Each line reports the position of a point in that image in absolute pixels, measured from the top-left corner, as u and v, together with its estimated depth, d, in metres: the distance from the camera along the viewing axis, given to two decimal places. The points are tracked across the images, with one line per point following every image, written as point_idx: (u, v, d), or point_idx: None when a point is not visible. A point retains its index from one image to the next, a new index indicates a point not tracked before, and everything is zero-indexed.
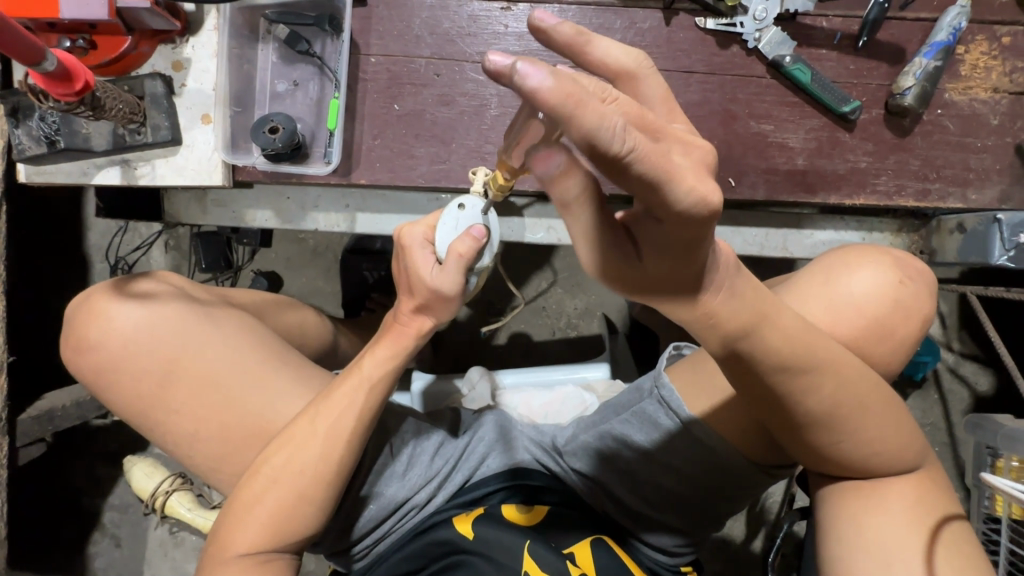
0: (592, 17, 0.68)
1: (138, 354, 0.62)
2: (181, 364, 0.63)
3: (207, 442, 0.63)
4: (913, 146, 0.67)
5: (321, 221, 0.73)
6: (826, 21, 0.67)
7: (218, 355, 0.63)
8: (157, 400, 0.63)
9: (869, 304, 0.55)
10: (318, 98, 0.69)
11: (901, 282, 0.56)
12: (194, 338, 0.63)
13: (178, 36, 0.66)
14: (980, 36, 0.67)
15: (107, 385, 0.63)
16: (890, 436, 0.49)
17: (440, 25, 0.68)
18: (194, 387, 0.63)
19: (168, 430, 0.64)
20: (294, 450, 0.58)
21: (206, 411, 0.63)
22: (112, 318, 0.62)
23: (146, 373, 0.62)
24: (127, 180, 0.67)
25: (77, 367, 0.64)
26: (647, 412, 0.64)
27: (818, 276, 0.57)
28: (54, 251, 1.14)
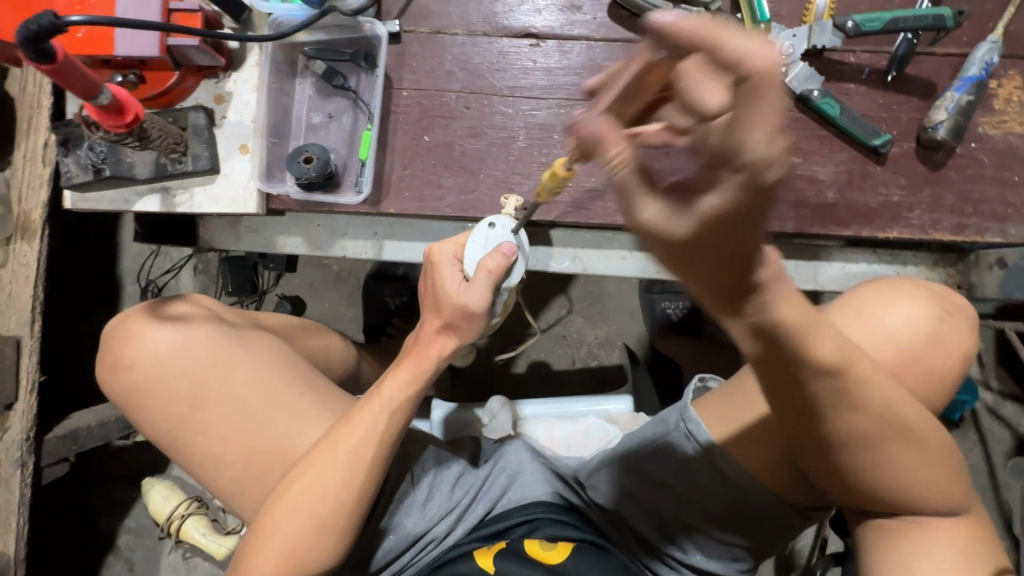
0: (619, 54, 0.69)
1: (168, 375, 0.63)
2: (211, 385, 0.63)
3: (231, 464, 0.63)
4: (947, 180, 0.66)
5: (350, 248, 0.75)
6: (854, 56, 0.67)
7: (248, 376, 0.64)
8: (186, 420, 0.63)
9: (907, 335, 0.53)
10: (351, 130, 0.71)
11: (939, 317, 0.54)
12: (226, 358, 0.64)
13: (222, 70, 0.68)
14: (1013, 70, 0.66)
15: (138, 407, 0.64)
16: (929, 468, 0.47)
17: (470, 61, 0.70)
18: (222, 408, 0.63)
19: (196, 451, 0.64)
20: (317, 475, 0.57)
21: (233, 433, 0.63)
22: (150, 338, 0.64)
23: (178, 393, 0.63)
24: (166, 208, 0.69)
25: (109, 387, 0.65)
26: (677, 446, 0.62)
27: (853, 305, 0.55)
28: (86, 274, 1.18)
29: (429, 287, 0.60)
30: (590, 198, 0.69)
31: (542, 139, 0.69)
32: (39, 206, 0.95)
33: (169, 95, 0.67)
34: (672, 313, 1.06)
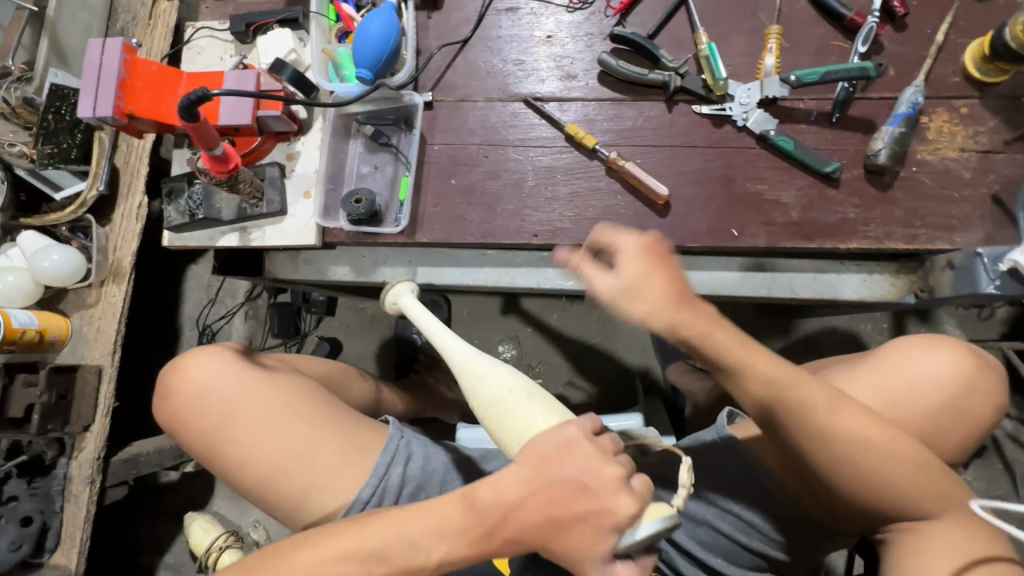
0: (608, 109, 0.85)
1: (207, 398, 0.76)
2: (234, 408, 0.75)
3: (249, 472, 0.74)
4: (895, 199, 0.78)
5: (389, 274, 0.88)
6: (803, 103, 0.81)
7: (263, 399, 0.75)
8: (216, 437, 0.75)
9: (936, 379, 0.72)
10: (392, 177, 0.87)
11: (972, 366, 0.72)
12: (247, 387, 0.76)
13: (293, 135, 0.87)
14: (940, 108, 0.79)
15: (181, 427, 0.77)
16: (933, 470, 0.61)
17: (488, 120, 0.87)
18: (243, 427, 0.75)
19: (225, 462, 0.75)
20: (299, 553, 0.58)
21: (253, 450, 0.74)
22: (193, 369, 0.77)
23: (209, 415, 0.76)
24: (243, 243, 0.85)
25: (158, 410, 0.79)
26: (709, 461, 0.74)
27: (905, 348, 0.75)
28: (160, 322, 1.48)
29: (548, 488, 0.56)
30: (589, 224, 0.82)
31: (548, 179, 0.84)
32: (129, 254, 1.13)
33: (252, 155, 0.85)
34: None
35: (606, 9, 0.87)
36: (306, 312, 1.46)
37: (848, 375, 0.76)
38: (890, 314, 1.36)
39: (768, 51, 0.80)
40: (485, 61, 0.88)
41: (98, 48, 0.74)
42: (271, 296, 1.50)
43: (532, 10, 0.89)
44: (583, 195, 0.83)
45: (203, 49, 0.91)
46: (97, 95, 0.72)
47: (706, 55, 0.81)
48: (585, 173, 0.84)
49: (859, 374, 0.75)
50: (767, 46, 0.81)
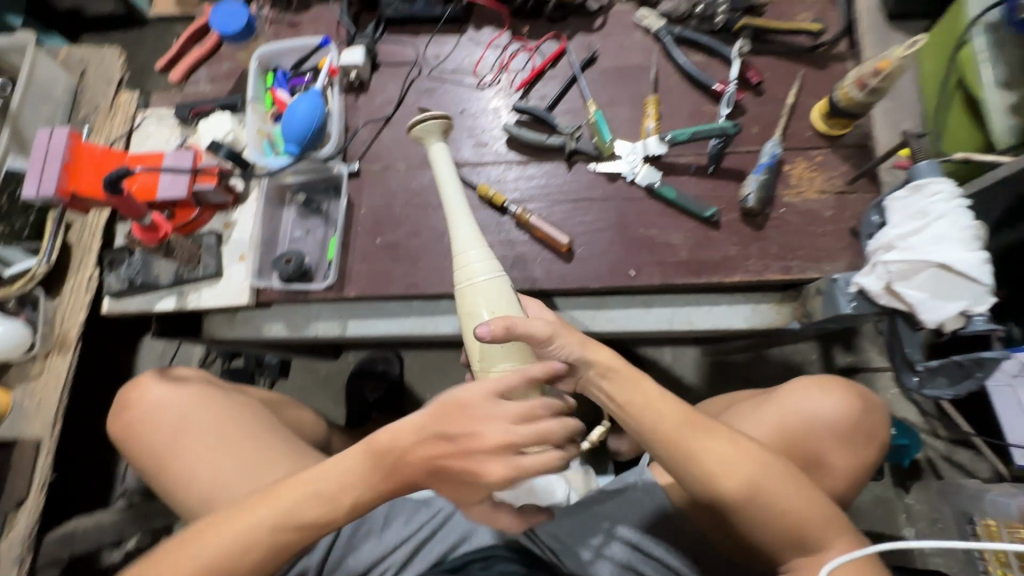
0: (515, 170, 0.95)
1: (163, 414, 0.80)
2: (191, 420, 0.80)
3: (191, 486, 0.77)
4: (769, 236, 0.88)
5: (320, 328, 0.94)
6: (682, 158, 0.92)
7: (220, 414, 0.81)
8: (168, 452, 0.79)
9: (827, 417, 0.80)
10: (323, 239, 0.94)
11: (859, 408, 0.80)
12: (207, 402, 0.81)
13: (230, 206, 0.95)
14: (799, 158, 0.91)
15: (133, 442, 0.80)
16: (806, 507, 0.69)
17: (410, 183, 0.96)
18: (194, 440, 0.79)
19: (174, 476, 0.78)
20: (222, 528, 0.67)
21: (200, 461, 0.78)
22: (158, 382, 0.82)
23: (165, 424, 0.79)
24: (180, 306, 0.90)
25: (117, 418, 0.83)
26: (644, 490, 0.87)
27: (810, 387, 0.82)
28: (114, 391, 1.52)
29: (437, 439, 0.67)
30: (503, 272, 0.90)
31: None
32: (76, 324, 1.17)
33: (191, 225, 0.93)
34: None
35: (511, 86, 1.00)
36: (259, 375, 1.49)
37: (749, 411, 0.85)
38: (818, 344, 1.44)
39: (647, 116, 0.93)
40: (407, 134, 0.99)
41: (45, 135, 0.82)
42: (224, 361, 1.53)
43: (447, 89, 1.01)
44: (497, 247, 0.92)
45: (151, 134, 1.01)
46: (41, 176, 0.80)
47: (594, 121, 0.93)
48: (498, 227, 0.93)
49: (755, 413, 0.84)
50: (646, 113, 0.93)
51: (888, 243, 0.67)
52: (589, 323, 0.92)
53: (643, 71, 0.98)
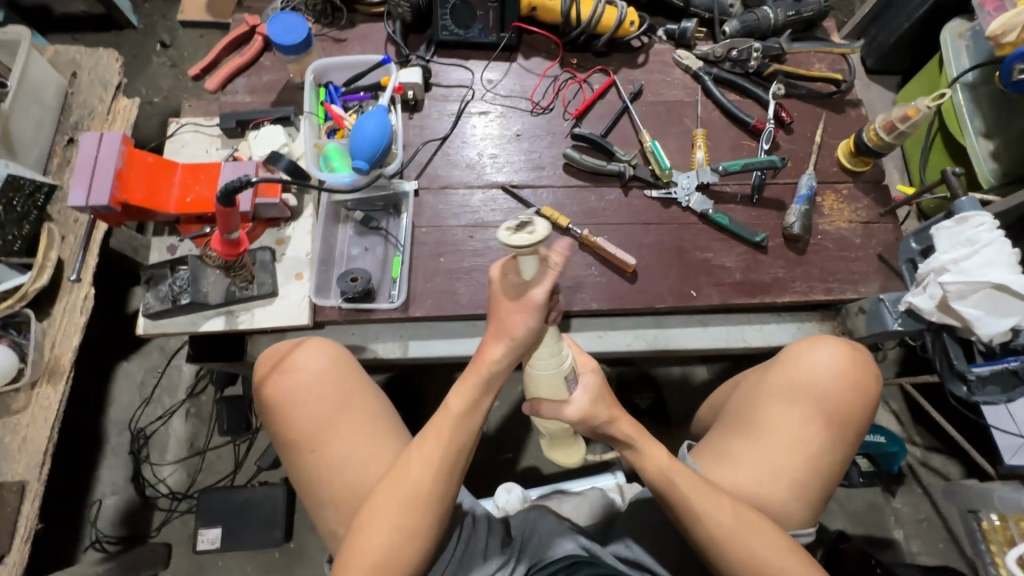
0: (574, 193, 0.98)
1: (310, 392, 0.80)
2: (354, 400, 0.81)
3: (348, 468, 0.77)
4: (810, 260, 0.96)
5: (380, 349, 0.90)
6: (729, 187, 0.99)
7: (381, 401, 0.83)
8: (316, 432, 0.78)
9: (829, 377, 0.79)
10: (383, 257, 0.93)
11: (848, 361, 0.80)
12: (364, 384, 0.83)
13: (284, 221, 0.90)
14: (829, 191, 1.01)
15: (281, 419, 0.79)
16: (786, 556, 0.66)
17: (470, 203, 0.96)
18: (358, 420, 0.80)
19: (325, 462, 0.77)
20: (405, 479, 0.68)
21: (358, 441, 0.78)
22: (308, 354, 0.82)
23: (326, 401, 0.80)
24: (230, 326, 0.84)
25: (268, 385, 0.81)
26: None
27: (792, 358, 0.82)
28: (88, 427, 1.38)
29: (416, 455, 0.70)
30: (569, 292, 0.92)
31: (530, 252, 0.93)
32: (70, 350, 1.04)
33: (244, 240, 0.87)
34: (640, 403, 1.43)
35: (565, 113, 1.03)
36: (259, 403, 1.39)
37: (749, 398, 0.82)
38: None
39: (697, 148, 1.00)
40: (463, 154, 0.99)
41: (94, 140, 0.76)
42: (218, 389, 1.41)
43: (501, 113, 1.03)
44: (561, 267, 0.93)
45: (187, 143, 0.94)
46: (91, 184, 0.73)
47: (652, 150, 0.98)
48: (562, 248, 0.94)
49: (759, 397, 0.81)
50: (696, 144, 1.00)
51: (941, 266, 0.76)
52: (651, 342, 0.94)
53: (686, 106, 1.05)
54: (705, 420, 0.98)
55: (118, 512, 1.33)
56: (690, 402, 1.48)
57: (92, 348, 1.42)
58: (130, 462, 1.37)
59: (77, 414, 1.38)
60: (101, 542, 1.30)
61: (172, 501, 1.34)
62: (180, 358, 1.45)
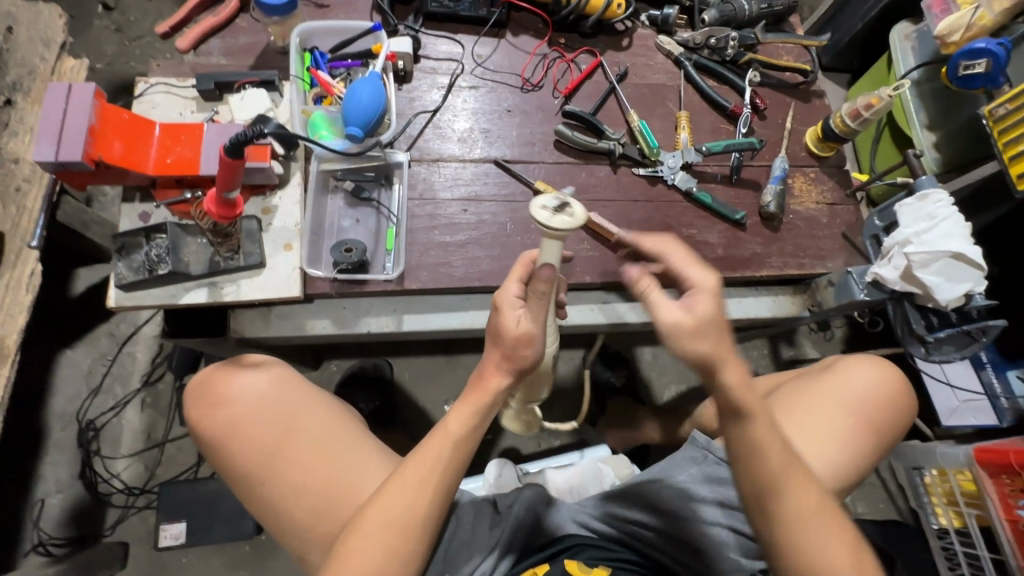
0: (565, 170, 0.99)
1: (261, 411, 0.77)
2: (301, 419, 0.77)
3: (311, 493, 0.74)
4: (784, 238, 1.02)
5: (374, 323, 0.88)
6: (710, 168, 1.04)
7: (329, 415, 0.80)
8: (271, 454, 0.75)
9: (870, 393, 0.81)
10: (376, 229, 0.91)
11: (888, 380, 0.82)
12: (308, 399, 0.80)
13: (269, 189, 0.86)
14: (799, 174, 1.07)
15: (229, 442, 0.76)
16: (843, 553, 0.64)
17: (463, 177, 0.95)
18: (309, 440, 0.76)
19: (281, 486, 0.74)
20: (392, 504, 0.67)
21: (314, 463, 0.75)
22: (245, 378, 0.79)
23: (270, 426, 0.76)
24: (213, 299, 0.79)
25: (204, 421, 0.78)
26: (711, 472, 0.82)
27: (837, 369, 0.84)
28: (27, 422, 1.26)
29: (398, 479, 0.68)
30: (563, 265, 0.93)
31: (524, 226, 0.94)
32: (16, 331, 0.95)
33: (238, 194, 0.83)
34: (617, 381, 1.47)
35: (555, 91, 1.04)
36: None
37: (797, 404, 0.82)
38: (766, 340, 1.59)
39: (681, 129, 1.03)
40: (454, 128, 0.98)
41: (61, 93, 0.69)
42: (178, 377, 1.32)
43: (491, 88, 1.02)
44: None
45: (158, 104, 0.88)
46: (60, 141, 0.68)
47: (639, 129, 1.01)
48: None
49: (803, 401, 0.82)
50: (679, 126, 1.04)
51: (905, 239, 0.83)
52: (639, 315, 0.98)
53: (669, 89, 1.09)
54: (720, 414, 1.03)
55: (66, 511, 1.22)
56: (661, 380, 1.54)
57: (30, 335, 1.30)
58: (78, 456, 1.26)
59: (13, 406, 1.26)
60: (46, 545, 1.19)
61: (128, 496, 1.25)
62: (133, 345, 1.35)
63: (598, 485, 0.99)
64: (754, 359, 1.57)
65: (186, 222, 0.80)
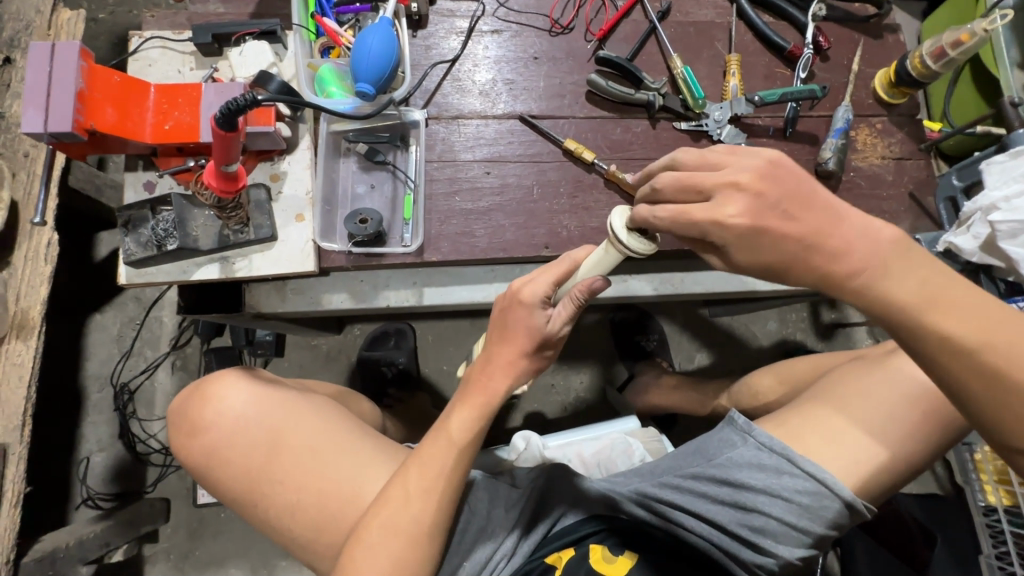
0: (597, 125, 0.90)
1: (247, 428, 0.77)
2: (284, 436, 0.77)
3: (306, 511, 0.74)
4: (843, 198, 0.91)
5: (392, 297, 0.84)
6: (761, 120, 0.92)
7: (314, 426, 0.78)
8: (261, 473, 0.76)
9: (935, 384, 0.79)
10: (392, 195, 0.84)
11: None
12: (291, 412, 0.79)
13: (277, 154, 0.80)
14: (863, 125, 0.95)
15: (220, 459, 0.77)
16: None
17: (484, 135, 0.87)
18: (295, 456, 0.76)
19: (278, 502, 0.75)
20: (394, 514, 0.67)
21: (303, 479, 0.75)
22: (223, 400, 0.79)
23: (256, 447, 0.77)
24: (225, 274, 0.75)
25: (188, 449, 0.79)
26: (749, 457, 0.78)
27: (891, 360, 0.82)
28: (65, 384, 1.30)
29: (410, 479, 0.68)
30: (595, 233, 0.85)
31: (552, 189, 0.86)
32: (39, 302, 0.95)
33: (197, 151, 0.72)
34: (646, 345, 1.42)
35: (588, 33, 0.93)
36: (250, 355, 1.31)
37: (851, 389, 0.81)
38: (808, 304, 1.50)
39: (731, 75, 0.91)
40: (473, 80, 0.89)
41: (44, 53, 0.63)
42: (204, 341, 1.33)
43: (516, 33, 0.91)
44: (586, 207, 0.86)
45: (155, 61, 0.81)
46: (48, 108, 0.62)
47: (683, 77, 0.89)
48: (587, 185, 0.86)
49: (866, 390, 0.80)
50: (729, 71, 0.91)
51: (992, 204, 0.75)
52: (676, 287, 0.91)
53: (718, 28, 0.96)
54: (771, 397, 0.99)
55: (108, 468, 1.28)
56: (692, 345, 1.48)
57: (60, 300, 1.31)
58: (116, 418, 1.30)
59: (51, 369, 1.29)
60: (93, 500, 1.25)
61: (165, 456, 1.29)
62: (159, 309, 1.35)
63: (629, 461, 0.95)
64: (792, 322, 1.49)
65: (191, 192, 0.75)
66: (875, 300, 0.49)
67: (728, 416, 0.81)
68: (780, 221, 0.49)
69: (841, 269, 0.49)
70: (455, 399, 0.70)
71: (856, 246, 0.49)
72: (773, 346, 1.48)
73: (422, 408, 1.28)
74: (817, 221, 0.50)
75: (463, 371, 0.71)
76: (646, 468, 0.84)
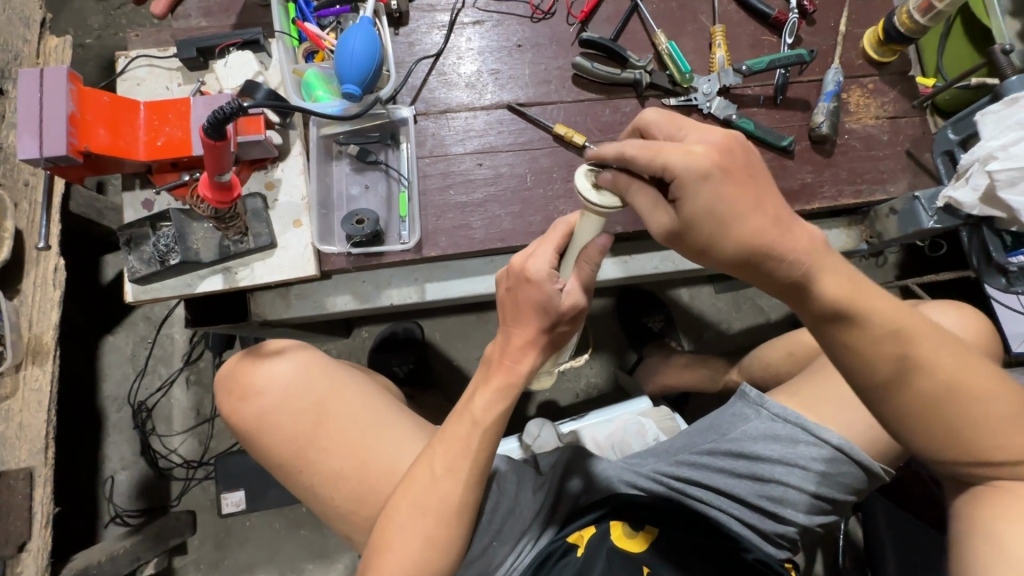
0: (585, 108, 0.89)
1: (292, 396, 0.78)
2: (330, 405, 0.78)
3: (349, 481, 0.76)
4: (838, 162, 0.90)
5: (395, 296, 0.84)
6: (751, 90, 0.91)
7: (358, 398, 0.80)
8: (305, 444, 0.77)
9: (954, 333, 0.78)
10: (387, 195, 0.85)
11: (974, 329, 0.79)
12: (334, 386, 0.80)
13: (269, 163, 0.81)
14: (854, 86, 0.94)
15: (263, 428, 0.78)
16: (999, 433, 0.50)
17: (474, 128, 0.87)
18: (341, 424, 0.77)
19: (320, 472, 0.76)
20: (422, 492, 0.69)
21: (346, 448, 0.76)
22: (273, 366, 0.80)
23: (302, 415, 0.78)
24: (229, 284, 0.76)
25: (236, 413, 0.80)
26: (763, 428, 0.79)
27: None
28: (85, 407, 1.32)
29: (433, 460, 0.70)
30: None
31: (546, 175, 0.86)
32: (51, 327, 0.96)
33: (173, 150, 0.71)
34: (653, 325, 1.42)
35: (569, 17, 0.92)
36: None
37: None
38: None
39: (716, 47, 0.90)
40: (457, 72, 0.89)
41: (34, 80, 0.64)
42: (215, 354, 1.34)
43: (497, 22, 0.91)
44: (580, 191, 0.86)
45: (142, 80, 0.82)
46: (42, 133, 0.63)
47: (669, 52, 0.89)
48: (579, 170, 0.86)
49: None
50: (715, 43, 0.90)
51: (989, 154, 0.78)
52: (677, 264, 0.91)
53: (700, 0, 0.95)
54: (782, 368, 0.99)
55: (134, 485, 1.30)
56: (699, 323, 1.48)
57: (71, 324, 1.33)
58: (137, 436, 1.32)
59: (70, 393, 1.31)
60: (121, 517, 1.28)
61: (188, 469, 1.32)
62: (169, 326, 1.37)
63: (642, 441, 0.96)
64: None
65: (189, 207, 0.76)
66: (794, 285, 0.49)
67: (738, 391, 0.82)
68: (740, 174, 0.49)
69: (778, 261, 0.48)
70: (477, 381, 0.71)
71: (792, 243, 0.48)
72: (781, 318, 1.48)
73: (436, 404, 1.29)
74: (769, 201, 0.49)
75: (487, 351, 0.71)
76: (660, 446, 0.84)
